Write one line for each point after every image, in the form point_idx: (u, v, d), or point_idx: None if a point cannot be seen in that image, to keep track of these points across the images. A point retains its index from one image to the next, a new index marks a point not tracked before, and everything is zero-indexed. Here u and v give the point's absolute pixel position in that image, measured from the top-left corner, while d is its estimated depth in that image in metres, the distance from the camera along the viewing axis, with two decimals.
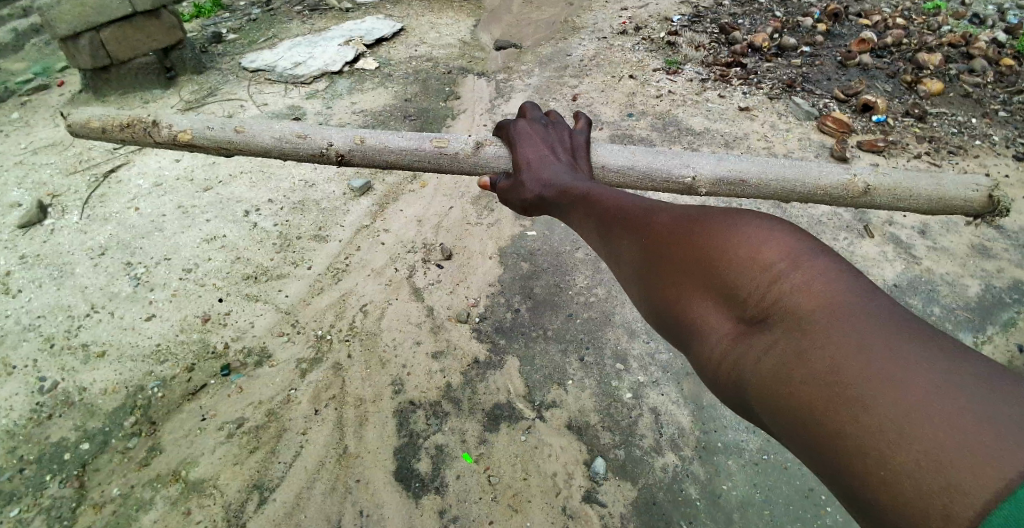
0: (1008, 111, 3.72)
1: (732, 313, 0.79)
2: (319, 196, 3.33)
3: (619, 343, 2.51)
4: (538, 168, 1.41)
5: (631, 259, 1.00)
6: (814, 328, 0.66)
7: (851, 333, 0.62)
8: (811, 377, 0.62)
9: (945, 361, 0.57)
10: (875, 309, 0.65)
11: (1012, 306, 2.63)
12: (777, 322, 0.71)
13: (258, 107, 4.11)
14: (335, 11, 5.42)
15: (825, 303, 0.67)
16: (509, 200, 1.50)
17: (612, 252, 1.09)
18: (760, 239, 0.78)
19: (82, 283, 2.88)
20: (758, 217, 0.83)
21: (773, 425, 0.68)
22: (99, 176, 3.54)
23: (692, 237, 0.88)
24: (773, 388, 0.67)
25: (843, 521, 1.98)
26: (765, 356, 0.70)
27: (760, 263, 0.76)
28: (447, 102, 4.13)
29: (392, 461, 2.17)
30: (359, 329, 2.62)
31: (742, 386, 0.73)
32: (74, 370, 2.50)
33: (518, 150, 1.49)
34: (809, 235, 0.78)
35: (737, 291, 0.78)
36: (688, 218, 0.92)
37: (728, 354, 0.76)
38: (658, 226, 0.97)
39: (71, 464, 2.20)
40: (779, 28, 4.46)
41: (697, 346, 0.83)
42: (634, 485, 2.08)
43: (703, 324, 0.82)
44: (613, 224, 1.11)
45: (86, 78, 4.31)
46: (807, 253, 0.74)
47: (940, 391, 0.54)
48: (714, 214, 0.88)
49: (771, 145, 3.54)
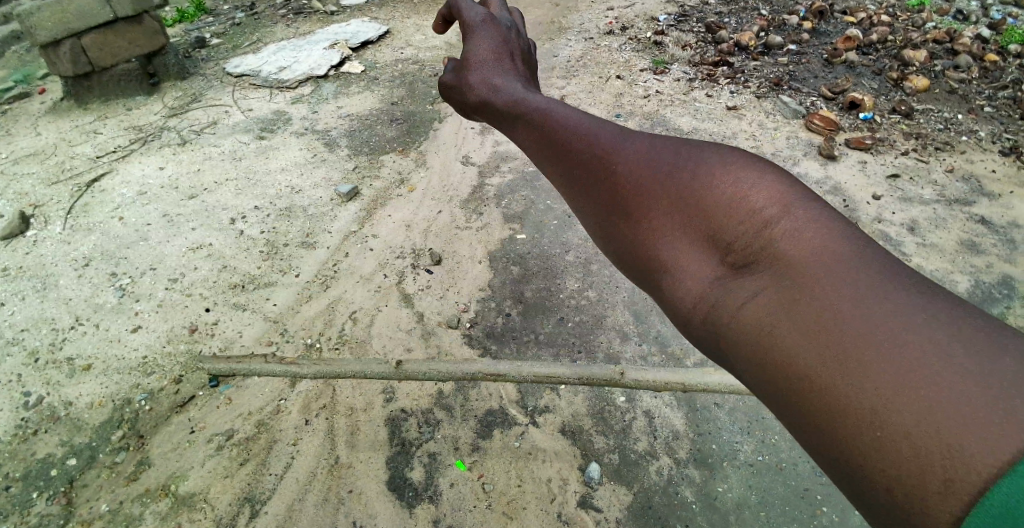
0: (993, 106, 3.76)
1: (713, 258, 0.69)
2: (306, 202, 3.32)
3: (612, 346, 2.51)
4: (481, 68, 1.26)
5: (590, 184, 0.86)
6: (807, 280, 0.59)
7: (843, 285, 0.56)
8: (803, 335, 0.56)
9: (941, 315, 0.52)
10: (870, 258, 0.59)
11: (1001, 301, 2.65)
12: (765, 272, 0.63)
13: (244, 112, 4.10)
14: (320, 14, 5.42)
15: (820, 253, 0.61)
16: (449, 96, 1.35)
17: (555, 163, 0.95)
18: (752, 184, 0.69)
19: (66, 295, 2.85)
20: (741, 154, 0.74)
21: (752, 378, 0.63)
22: (83, 186, 3.51)
23: (673, 170, 0.76)
24: (760, 345, 0.60)
25: (839, 520, 1.98)
26: (752, 309, 0.62)
27: (751, 209, 0.68)
28: (434, 105, 4.13)
29: (385, 470, 2.15)
30: (349, 336, 2.61)
31: (718, 337, 0.66)
32: (59, 384, 2.47)
33: (469, 45, 1.34)
34: (801, 183, 0.70)
35: (720, 235, 0.69)
36: (669, 148, 0.80)
37: (708, 301, 0.68)
38: (627, 152, 0.83)
39: (57, 480, 2.17)
40: (765, 26, 4.50)
41: (667, 295, 0.74)
42: (629, 489, 2.07)
43: (680, 270, 0.72)
44: (562, 135, 0.94)
45: (68, 86, 4.27)
46: (797, 199, 0.67)
47: (940, 351, 0.50)
48: (698, 146, 0.78)
49: (760, 144, 3.56)
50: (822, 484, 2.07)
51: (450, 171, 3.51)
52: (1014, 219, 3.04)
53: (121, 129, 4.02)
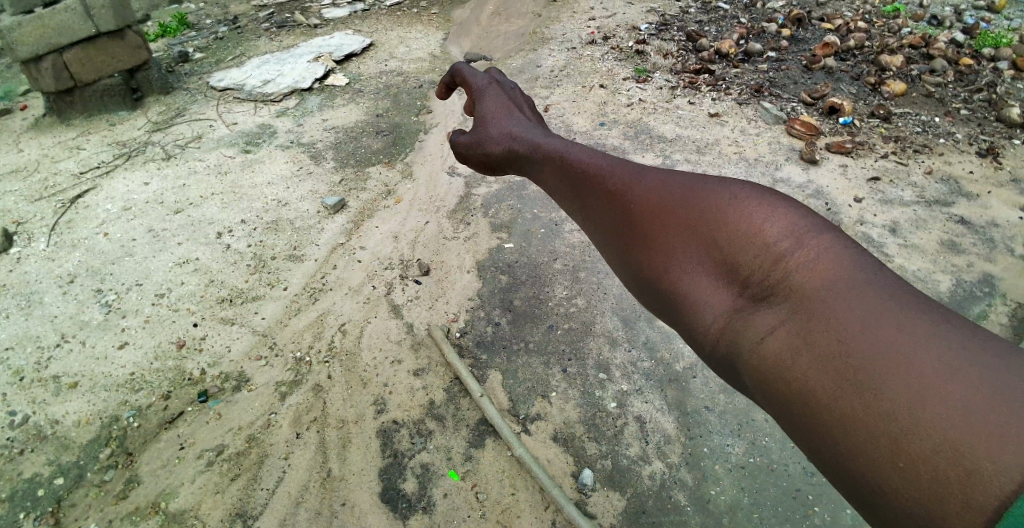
0: (969, 109, 3.83)
1: (730, 288, 0.71)
2: (293, 215, 3.31)
3: (602, 352, 2.52)
4: (502, 119, 1.27)
5: (607, 223, 0.89)
6: (822, 310, 0.60)
7: (855, 312, 0.58)
8: (819, 364, 0.58)
9: (955, 340, 0.53)
10: (885, 285, 0.60)
11: (982, 300, 2.69)
12: (780, 302, 0.65)
13: (228, 126, 4.08)
14: (303, 27, 5.42)
15: (833, 282, 0.62)
16: (467, 156, 1.34)
17: (580, 211, 0.97)
18: (761, 213, 0.71)
19: (52, 312, 2.81)
20: (751, 184, 0.75)
21: (773, 406, 0.65)
22: (66, 202, 3.48)
23: (685, 203, 0.78)
24: (781, 374, 0.62)
25: (831, 520, 2.00)
26: (770, 338, 0.64)
27: (761, 238, 0.69)
28: (419, 117, 4.13)
29: (377, 482, 2.13)
30: (339, 348, 2.60)
31: (741, 366, 0.68)
32: (45, 402, 2.43)
33: (481, 104, 1.36)
34: (812, 208, 0.71)
35: (735, 266, 0.71)
36: (679, 182, 0.82)
37: (728, 331, 0.70)
38: (642, 190, 0.84)
39: (45, 500, 2.14)
40: (744, 34, 4.56)
41: (690, 325, 0.76)
42: (622, 495, 2.08)
43: (698, 300, 0.74)
44: (578, 178, 0.97)
45: (50, 101, 4.22)
46: (810, 228, 0.68)
47: (955, 374, 0.51)
48: (707, 179, 0.79)
49: (743, 150, 3.60)
50: (813, 484, 2.09)
51: (436, 182, 3.51)
52: (993, 218, 3.09)
53: (105, 145, 3.98)
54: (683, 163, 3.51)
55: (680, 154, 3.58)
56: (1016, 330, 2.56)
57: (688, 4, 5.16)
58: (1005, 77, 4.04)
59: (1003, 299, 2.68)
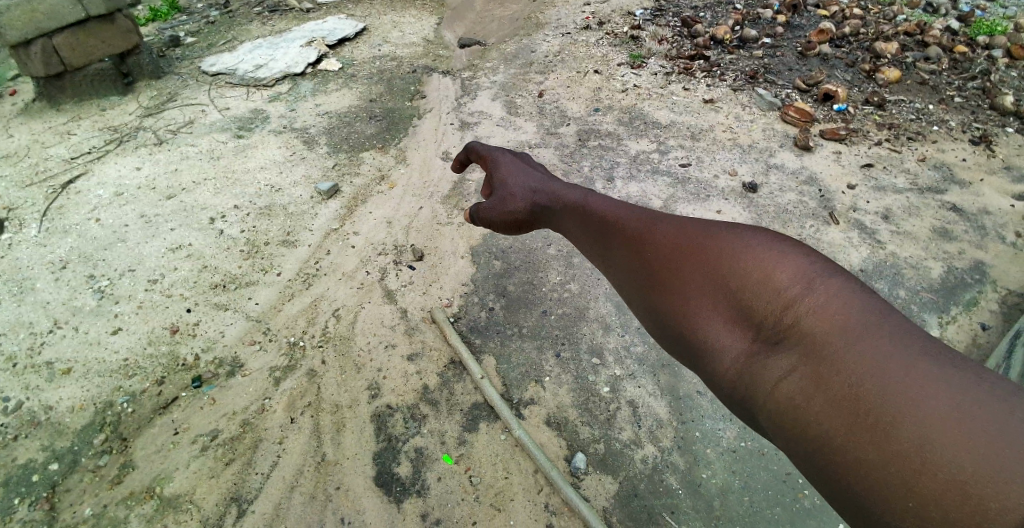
0: (963, 97, 3.84)
1: (745, 333, 0.72)
2: (286, 201, 3.29)
3: (595, 337, 2.53)
4: (525, 179, 1.29)
5: (629, 271, 0.90)
6: (831, 352, 0.61)
7: (865, 353, 0.58)
8: (831, 405, 0.58)
9: (963, 379, 0.54)
10: (894, 327, 0.61)
11: (973, 286, 2.71)
12: (792, 345, 0.65)
13: (220, 111, 4.04)
14: (296, 12, 5.36)
15: (843, 324, 0.62)
16: (492, 222, 1.33)
17: (607, 263, 0.97)
18: (774, 260, 0.73)
19: (44, 299, 2.80)
20: (763, 234, 0.77)
21: (787, 446, 0.65)
22: (57, 188, 3.45)
23: (699, 251, 0.80)
24: (794, 416, 0.62)
25: (820, 502, 2.03)
26: (784, 381, 0.64)
27: (774, 283, 0.70)
28: (412, 102, 4.10)
29: (371, 466, 2.14)
30: (332, 334, 2.60)
31: (758, 410, 0.68)
32: (39, 388, 2.43)
33: (499, 171, 1.37)
34: (821, 255, 0.72)
35: (750, 311, 0.72)
36: (694, 231, 0.84)
37: (743, 374, 0.70)
38: (660, 239, 0.87)
39: (40, 485, 2.14)
40: (740, 20, 4.54)
41: (710, 369, 0.76)
42: (615, 478, 2.10)
43: (715, 344, 0.74)
44: (608, 233, 0.99)
45: (39, 86, 4.17)
46: (821, 273, 0.69)
47: (962, 412, 0.51)
48: (722, 229, 0.81)
49: (737, 136, 3.60)
50: None
51: (430, 167, 3.50)
52: (985, 206, 3.11)
53: (96, 130, 3.94)
54: (677, 149, 3.51)
55: (674, 140, 3.57)
56: (1005, 317, 2.59)
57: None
58: (999, 65, 4.04)
59: (993, 286, 2.71)
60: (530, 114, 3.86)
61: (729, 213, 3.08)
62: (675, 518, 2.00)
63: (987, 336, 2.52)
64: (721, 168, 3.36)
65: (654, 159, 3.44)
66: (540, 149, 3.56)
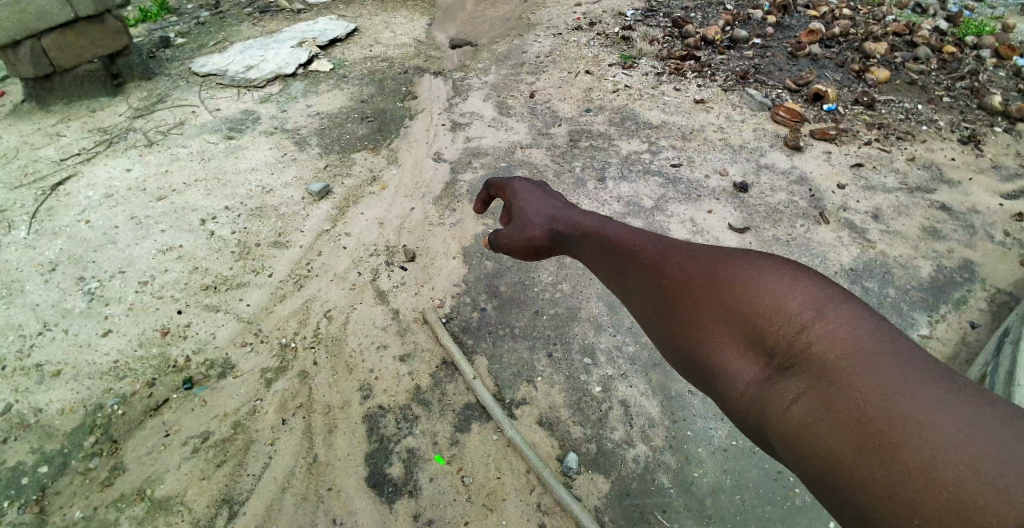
0: (952, 96, 3.87)
1: (758, 359, 0.72)
2: (278, 202, 3.28)
3: (587, 337, 2.53)
4: (545, 208, 1.29)
5: (648, 299, 0.91)
6: (841, 376, 0.61)
7: (873, 377, 0.59)
8: (840, 426, 0.59)
9: (968, 403, 0.54)
10: (902, 352, 0.61)
11: (962, 285, 2.73)
12: (803, 369, 0.66)
13: (211, 112, 4.03)
14: (287, 12, 5.34)
15: (851, 350, 0.63)
16: (514, 250, 1.33)
17: (627, 292, 0.98)
18: (785, 289, 0.74)
19: (33, 300, 2.78)
20: (776, 263, 0.78)
21: (797, 468, 0.65)
22: (47, 189, 3.42)
23: (712, 279, 0.81)
24: (805, 439, 0.62)
25: (811, 500, 2.04)
26: (795, 404, 0.65)
27: (785, 311, 0.71)
28: (404, 103, 4.10)
29: (364, 467, 2.14)
30: (324, 335, 2.59)
31: (770, 433, 0.68)
32: (28, 391, 2.41)
33: (518, 199, 1.37)
34: (833, 284, 0.73)
35: (762, 336, 0.73)
36: (708, 260, 0.85)
37: (756, 399, 0.71)
38: (676, 268, 0.89)
39: (29, 488, 2.12)
40: (731, 20, 4.56)
41: (726, 394, 0.76)
42: (607, 478, 2.10)
43: (730, 370, 0.75)
44: (627, 262, 1.00)
45: (29, 87, 4.14)
46: (830, 301, 0.70)
47: (966, 432, 0.51)
48: (736, 257, 0.82)
49: (728, 136, 3.61)
50: None
51: (422, 168, 3.50)
52: (974, 205, 3.13)
53: (86, 131, 3.91)
54: (668, 149, 3.52)
55: (665, 140, 3.58)
56: (993, 315, 2.61)
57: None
58: (987, 65, 4.07)
59: (982, 284, 2.73)
60: (521, 114, 3.86)
61: (720, 212, 3.09)
62: (667, 517, 2.00)
63: (976, 334, 2.53)
64: (712, 168, 3.38)
65: (646, 159, 3.45)
66: (532, 149, 3.56)
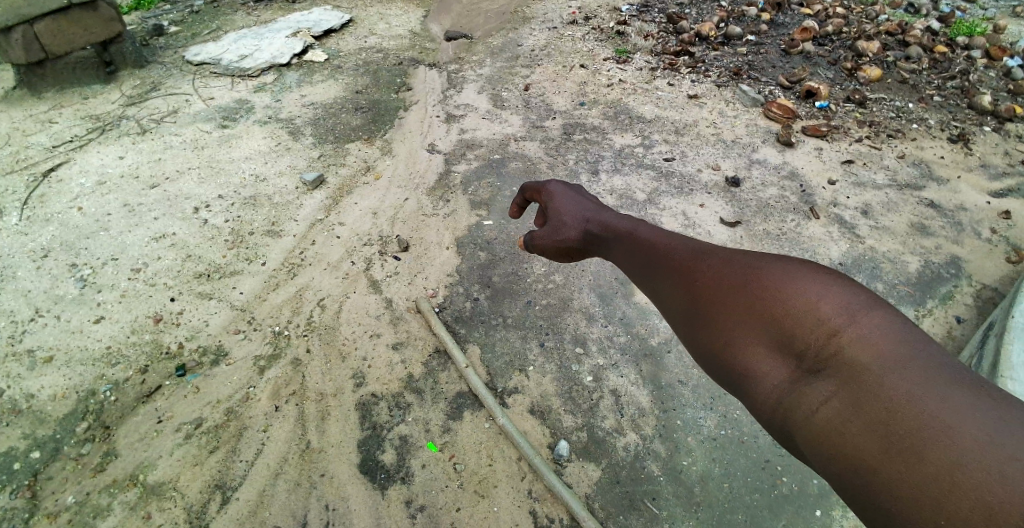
0: (942, 95, 3.89)
1: (786, 360, 0.72)
2: (271, 191, 3.27)
3: (579, 327, 2.55)
4: (581, 211, 1.28)
5: (677, 301, 0.91)
6: (872, 381, 0.61)
7: (904, 383, 0.59)
8: (868, 430, 0.59)
9: (995, 409, 0.54)
10: (933, 360, 0.61)
11: (949, 280, 2.76)
12: (833, 373, 0.65)
13: (204, 101, 3.99)
14: (281, 2, 5.28)
15: (884, 356, 0.62)
16: (547, 250, 1.31)
17: (659, 295, 0.96)
18: (816, 292, 0.73)
19: (25, 287, 2.75)
20: (808, 268, 0.77)
21: (823, 471, 0.65)
22: (38, 176, 3.39)
23: (744, 282, 0.80)
24: (832, 440, 0.62)
25: (797, 489, 2.07)
26: (822, 408, 0.65)
27: (816, 315, 0.70)
28: (398, 94, 4.08)
29: (356, 453, 2.15)
30: (317, 323, 2.59)
31: (796, 435, 0.68)
32: (19, 376, 2.40)
33: (553, 201, 1.35)
34: (862, 289, 0.72)
35: (791, 340, 0.72)
36: (740, 264, 0.84)
37: (784, 403, 0.70)
38: (706, 272, 0.88)
39: (21, 473, 2.12)
40: (725, 17, 4.55)
41: (753, 397, 0.76)
42: (597, 465, 2.12)
43: (758, 373, 0.75)
44: (659, 263, 0.99)
45: (20, 73, 4.07)
46: (862, 307, 0.69)
47: (995, 438, 0.52)
48: (766, 261, 0.81)
49: (721, 131, 3.62)
50: (781, 455, 2.15)
51: (416, 159, 3.48)
52: (962, 202, 3.17)
53: (78, 119, 3.87)
54: (661, 143, 3.52)
55: (659, 134, 3.59)
56: (979, 310, 2.64)
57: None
58: (978, 66, 4.10)
59: (968, 280, 2.77)
60: (516, 107, 3.85)
61: (712, 206, 3.10)
62: (656, 504, 2.03)
63: (961, 329, 2.57)
64: (705, 162, 3.39)
65: (639, 153, 3.45)
66: (526, 142, 3.56)
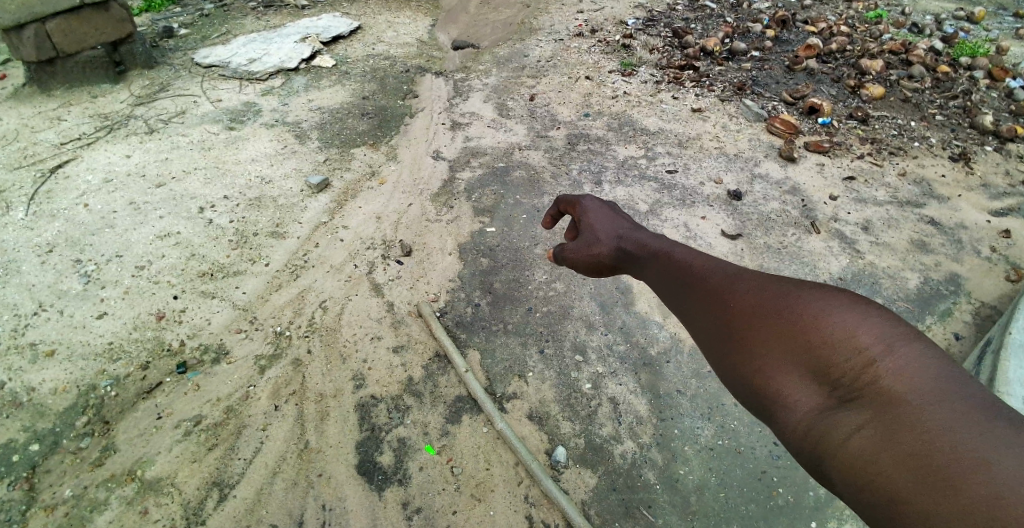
0: (945, 114, 3.89)
1: (820, 390, 0.72)
2: (276, 193, 3.28)
3: (578, 335, 2.55)
4: (614, 228, 1.29)
5: (710, 323, 0.92)
6: (909, 412, 0.62)
7: (942, 418, 0.59)
8: (902, 460, 0.59)
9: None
10: (968, 395, 0.62)
11: (948, 297, 2.77)
12: (866, 403, 0.66)
13: (211, 102, 4.00)
14: (291, 7, 5.30)
15: (921, 389, 0.63)
16: (579, 264, 1.32)
17: (692, 319, 0.97)
18: (853, 323, 0.73)
19: (29, 281, 2.76)
20: (845, 298, 0.78)
21: (850, 500, 0.65)
22: (46, 172, 3.40)
23: (782, 310, 0.81)
24: (863, 468, 0.63)
25: (794, 501, 2.07)
26: (853, 435, 0.65)
27: (852, 345, 0.71)
28: (405, 101, 4.09)
29: (354, 454, 2.15)
30: (319, 324, 2.60)
31: (825, 464, 0.68)
32: (21, 369, 2.40)
33: (587, 216, 1.36)
34: (903, 325, 0.72)
35: (827, 370, 0.72)
36: (775, 290, 0.85)
37: (814, 430, 0.71)
38: (740, 297, 0.89)
39: (20, 466, 2.12)
40: (730, 32, 4.56)
41: (781, 423, 0.76)
42: (594, 472, 2.12)
43: (789, 401, 0.75)
44: (693, 285, 1.00)
45: (31, 70, 4.10)
46: (900, 339, 0.70)
47: None
48: (803, 290, 0.82)
49: (724, 145, 3.63)
50: (778, 467, 2.16)
51: (420, 165, 3.49)
52: (963, 221, 3.17)
53: (86, 117, 3.88)
54: (665, 155, 3.53)
55: (662, 147, 3.59)
56: (978, 328, 2.65)
57: (676, 2, 5.16)
58: (980, 86, 4.11)
59: (967, 298, 2.77)
60: (521, 116, 3.86)
61: (713, 219, 3.11)
62: (652, 512, 2.03)
63: (960, 347, 2.57)
64: (707, 175, 3.39)
65: (641, 165, 3.46)
66: (530, 151, 3.57)
